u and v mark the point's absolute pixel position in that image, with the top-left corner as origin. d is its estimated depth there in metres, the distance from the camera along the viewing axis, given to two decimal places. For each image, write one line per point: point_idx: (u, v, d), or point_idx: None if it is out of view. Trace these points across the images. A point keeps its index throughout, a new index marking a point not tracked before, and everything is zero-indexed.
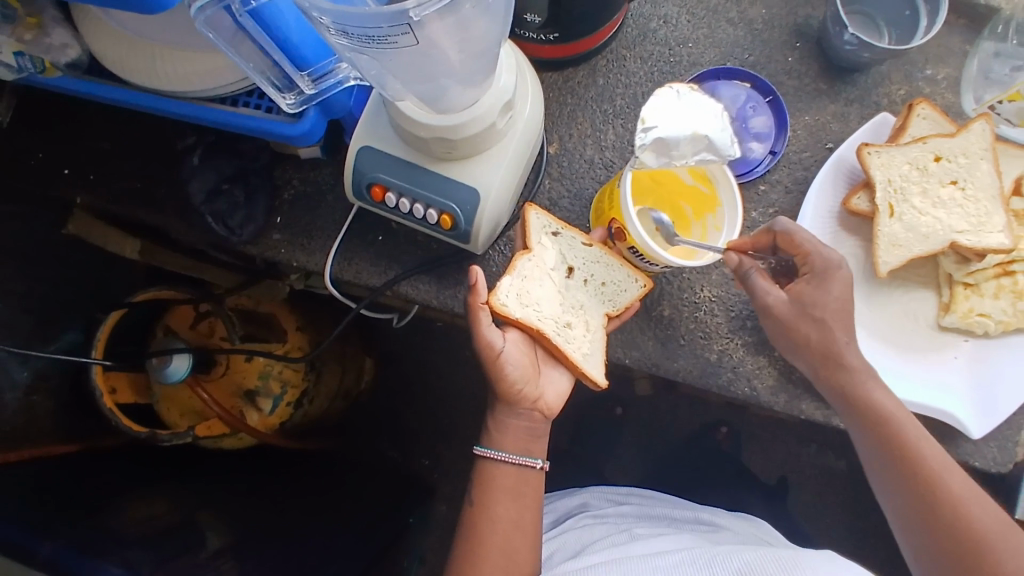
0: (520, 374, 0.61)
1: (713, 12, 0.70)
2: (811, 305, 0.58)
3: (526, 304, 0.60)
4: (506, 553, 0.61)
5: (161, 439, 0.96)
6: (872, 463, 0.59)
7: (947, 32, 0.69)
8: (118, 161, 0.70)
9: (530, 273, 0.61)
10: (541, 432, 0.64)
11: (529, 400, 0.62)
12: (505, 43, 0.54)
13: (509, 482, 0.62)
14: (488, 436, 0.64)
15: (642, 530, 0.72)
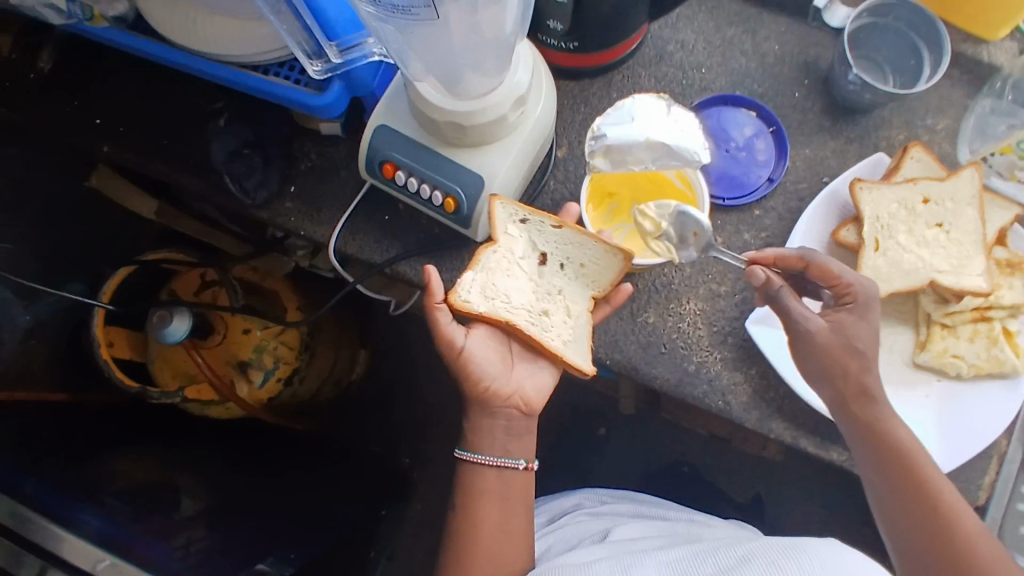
0: (487, 371, 0.64)
1: (729, 44, 0.73)
2: (839, 338, 0.59)
3: (489, 298, 0.62)
4: (492, 555, 0.64)
5: (150, 396, 0.99)
6: (868, 469, 0.60)
7: (950, 86, 0.73)
8: (149, 117, 0.73)
9: (496, 267, 0.63)
10: (522, 430, 0.67)
11: (501, 400, 0.65)
12: (524, 42, 0.57)
13: (491, 485, 0.66)
14: (467, 441, 0.67)
15: (632, 526, 0.74)
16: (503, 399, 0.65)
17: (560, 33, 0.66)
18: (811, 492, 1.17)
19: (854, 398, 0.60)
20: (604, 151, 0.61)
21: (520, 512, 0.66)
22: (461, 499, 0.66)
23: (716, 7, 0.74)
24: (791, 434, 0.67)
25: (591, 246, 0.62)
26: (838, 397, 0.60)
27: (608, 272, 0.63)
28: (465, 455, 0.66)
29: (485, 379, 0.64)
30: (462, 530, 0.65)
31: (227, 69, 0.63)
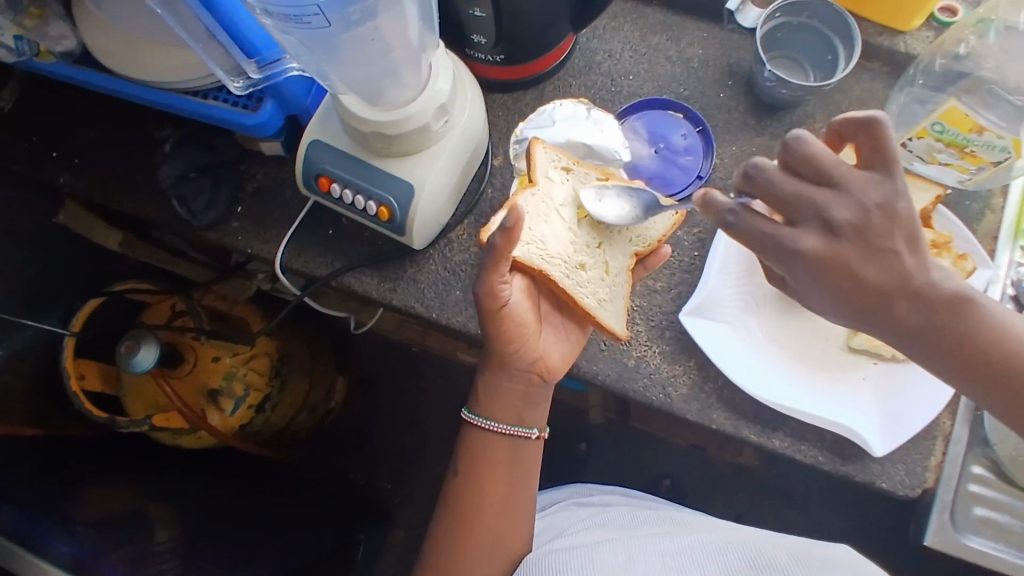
0: (524, 327, 0.61)
1: (655, 50, 0.77)
2: (818, 278, 0.50)
3: (527, 244, 0.61)
4: (496, 528, 0.63)
5: (118, 426, 0.94)
6: (934, 367, 0.53)
7: (870, 79, 0.76)
8: (103, 147, 0.76)
9: (534, 213, 0.63)
10: (536, 398, 0.64)
11: (525, 361, 0.62)
12: (442, 54, 0.60)
13: (500, 455, 0.64)
14: (480, 405, 0.64)
15: (621, 515, 0.74)
16: (529, 361, 0.62)
17: (485, 46, 0.68)
18: (795, 500, 1.15)
19: (909, 332, 0.51)
20: (531, 154, 0.67)
21: (526, 491, 0.65)
22: (466, 466, 0.64)
23: (640, 17, 0.79)
24: (733, 424, 0.67)
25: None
26: (908, 340, 0.52)
27: (657, 229, 0.67)
28: (475, 420, 0.64)
29: (517, 339, 0.61)
30: (464, 503, 0.64)
31: (165, 95, 0.62)
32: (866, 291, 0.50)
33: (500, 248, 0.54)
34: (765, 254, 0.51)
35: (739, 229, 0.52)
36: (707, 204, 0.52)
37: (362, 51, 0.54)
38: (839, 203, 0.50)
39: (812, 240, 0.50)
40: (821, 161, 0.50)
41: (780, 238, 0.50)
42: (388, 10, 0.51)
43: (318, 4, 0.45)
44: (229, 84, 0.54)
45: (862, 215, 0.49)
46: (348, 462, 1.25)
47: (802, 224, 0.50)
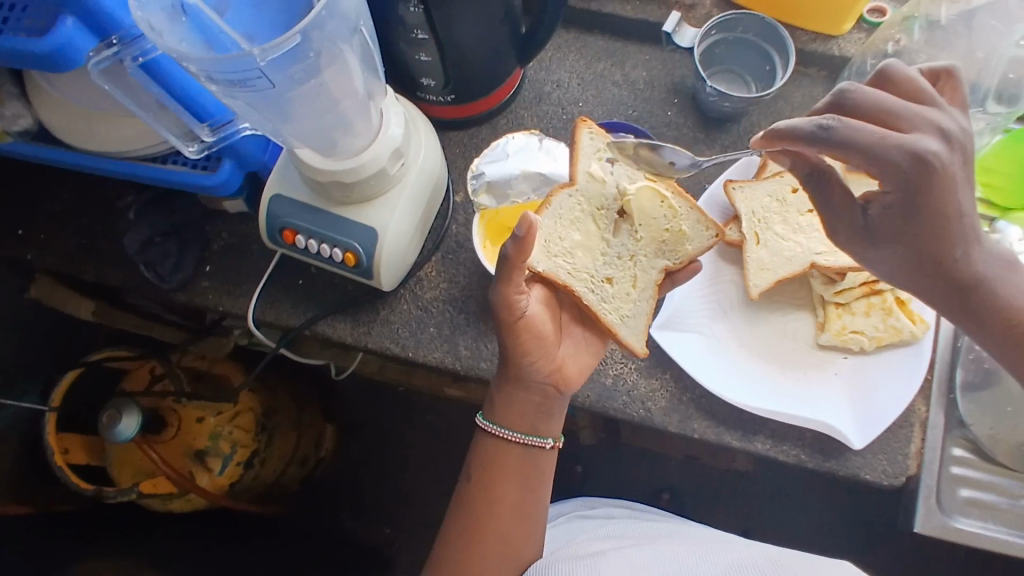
0: (541, 337, 0.62)
1: (601, 76, 0.80)
2: (923, 185, 0.51)
3: (553, 256, 0.65)
4: (506, 537, 0.63)
5: (105, 497, 0.92)
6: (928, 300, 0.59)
7: (809, 84, 0.79)
8: (68, 220, 0.77)
9: (565, 215, 0.66)
10: (552, 408, 0.65)
11: (542, 372, 0.63)
12: (392, 101, 0.62)
13: (516, 463, 0.64)
14: (496, 414, 0.64)
15: (625, 526, 0.74)
16: (546, 372, 0.63)
17: (436, 88, 0.70)
18: (795, 500, 1.15)
19: (948, 270, 0.56)
20: (485, 188, 0.67)
21: (536, 498, 0.64)
22: (480, 470, 0.64)
23: (583, 46, 0.81)
24: (714, 432, 0.68)
25: (691, 215, 0.68)
26: (948, 291, 0.58)
27: (695, 246, 0.68)
28: (489, 426, 0.65)
29: (534, 349, 0.61)
30: (477, 509, 0.63)
31: (124, 164, 0.63)
32: (926, 231, 0.54)
33: (511, 261, 0.54)
34: (878, 163, 0.51)
35: (840, 139, 0.50)
36: (792, 131, 0.52)
37: (311, 106, 0.55)
38: (942, 118, 0.53)
39: (928, 145, 0.51)
40: (879, 104, 0.53)
41: (899, 145, 0.50)
42: (331, 65, 0.53)
43: (260, 69, 0.47)
44: (184, 149, 0.56)
45: (960, 137, 0.53)
46: (344, 511, 1.23)
47: (917, 133, 0.52)
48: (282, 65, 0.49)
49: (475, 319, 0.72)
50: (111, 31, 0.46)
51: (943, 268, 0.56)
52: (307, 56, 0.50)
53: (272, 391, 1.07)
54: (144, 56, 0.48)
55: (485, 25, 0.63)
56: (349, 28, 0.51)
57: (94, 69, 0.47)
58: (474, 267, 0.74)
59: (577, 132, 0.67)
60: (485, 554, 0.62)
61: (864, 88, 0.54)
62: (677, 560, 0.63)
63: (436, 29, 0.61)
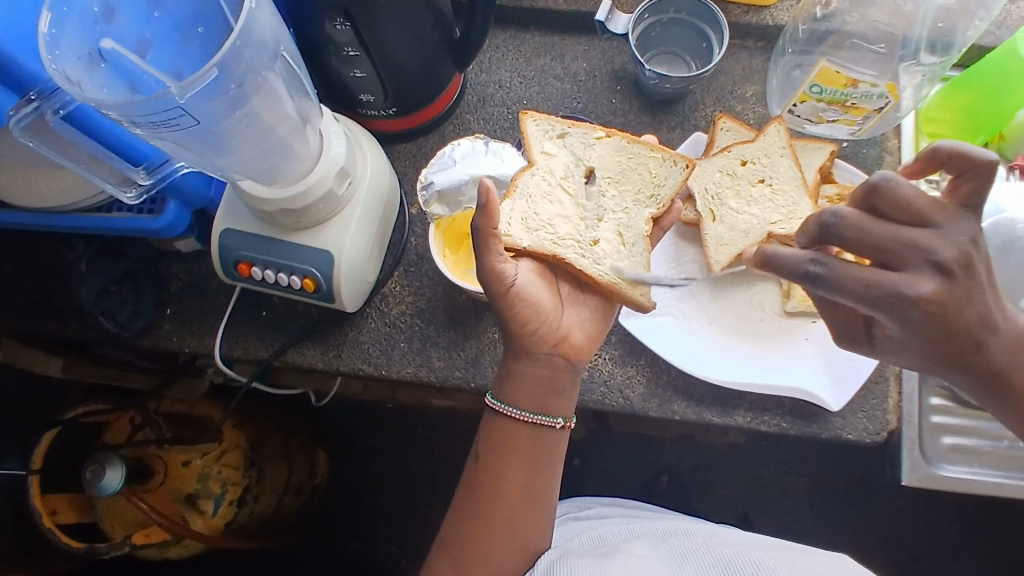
0: (537, 305, 0.61)
1: (542, 72, 0.80)
2: (931, 322, 0.48)
3: (534, 231, 0.65)
4: (509, 522, 0.61)
5: (98, 553, 0.88)
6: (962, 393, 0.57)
7: (749, 55, 0.79)
8: (19, 279, 0.75)
9: (536, 194, 0.67)
10: (563, 384, 0.62)
11: (545, 342, 0.61)
12: (330, 119, 0.62)
13: (523, 442, 0.62)
14: (505, 392, 0.63)
15: (619, 527, 0.73)
16: (552, 342, 0.62)
17: (377, 103, 0.69)
18: (791, 465, 1.15)
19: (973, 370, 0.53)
20: (436, 198, 0.64)
21: (543, 483, 0.62)
22: (487, 453, 0.63)
23: (520, 43, 0.81)
24: (694, 411, 0.68)
25: (661, 158, 0.69)
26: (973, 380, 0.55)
27: (670, 184, 0.68)
28: (497, 405, 0.63)
29: (532, 318, 0.60)
30: (486, 496, 0.62)
31: (67, 217, 0.61)
32: (948, 342, 0.50)
33: (483, 229, 0.53)
34: (873, 306, 0.47)
35: (832, 284, 0.47)
36: (784, 264, 0.48)
37: (242, 136, 0.54)
38: (939, 247, 0.47)
39: (925, 287, 0.47)
40: (870, 237, 0.47)
41: (892, 290, 0.47)
42: (256, 93, 0.52)
43: (182, 105, 0.46)
44: (120, 196, 0.55)
45: (964, 261, 0.47)
46: (348, 534, 1.21)
47: (913, 271, 0.47)
48: (204, 100, 0.48)
49: (445, 329, 0.72)
50: (28, 86, 0.45)
51: (972, 363, 0.53)
52: (229, 86, 0.49)
53: (257, 424, 1.04)
54: (65, 108, 0.47)
55: (414, 35, 0.62)
56: (270, 53, 0.51)
57: (16, 128, 0.46)
58: (437, 277, 0.74)
59: (523, 123, 0.70)
60: (490, 541, 0.61)
61: (854, 212, 0.48)
62: (675, 559, 0.64)
63: (367, 44, 0.60)
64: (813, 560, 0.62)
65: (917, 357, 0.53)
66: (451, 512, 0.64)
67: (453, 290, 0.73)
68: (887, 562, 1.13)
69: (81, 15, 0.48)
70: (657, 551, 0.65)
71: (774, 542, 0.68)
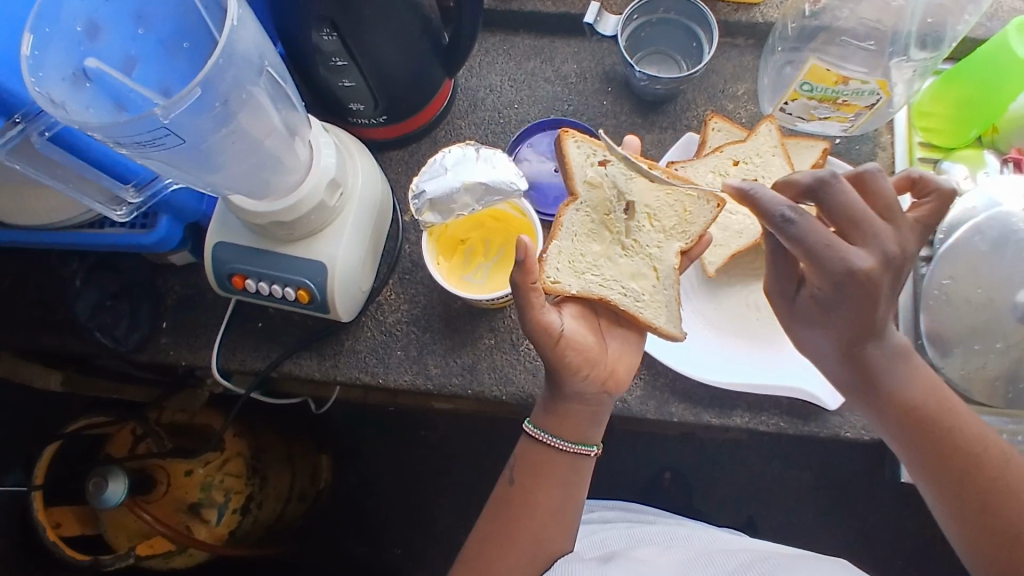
0: (586, 350, 0.61)
1: (532, 75, 0.80)
2: (856, 294, 0.51)
3: (581, 274, 0.64)
4: (536, 539, 0.62)
5: (103, 565, 0.88)
6: (848, 388, 0.60)
7: (740, 53, 0.79)
8: (15, 295, 0.75)
9: (579, 233, 0.66)
10: (600, 416, 0.64)
11: (591, 386, 0.62)
12: (321, 132, 0.62)
13: (561, 471, 0.63)
14: (549, 423, 0.63)
15: (620, 533, 0.73)
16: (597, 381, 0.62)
17: (367, 111, 0.69)
18: (793, 460, 1.16)
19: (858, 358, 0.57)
20: (428, 207, 0.64)
21: (574, 503, 0.64)
22: (522, 475, 0.64)
23: (510, 47, 0.81)
24: (692, 412, 0.68)
25: (696, 196, 0.67)
26: (848, 368, 0.58)
27: (701, 222, 0.67)
28: (535, 432, 0.64)
29: (582, 364, 0.60)
30: (514, 511, 0.63)
31: (59, 234, 0.61)
32: (858, 321, 0.54)
33: (521, 283, 0.53)
34: (820, 266, 0.51)
35: (794, 234, 0.50)
36: (766, 205, 0.50)
37: (231, 153, 0.54)
38: (892, 239, 0.52)
39: (867, 262, 0.51)
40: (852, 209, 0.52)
41: (845, 254, 0.50)
42: (242, 108, 0.52)
43: (167, 125, 0.46)
44: (110, 214, 0.55)
45: (903, 257, 0.52)
46: (353, 539, 1.21)
47: (862, 247, 0.51)
48: (189, 118, 0.48)
49: (442, 337, 0.72)
50: (14, 109, 0.46)
51: (860, 354, 0.56)
52: (214, 104, 0.49)
53: (259, 431, 1.04)
54: (50, 129, 0.47)
55: (401, 44, 0.62)
56: (254, 68, 0.51)
57: (2, 151, 0.47)
58: (433, 284, 0.74)
59: (563, 144, 0.66)
60: (513, 556, 0.62)
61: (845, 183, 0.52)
62: (678, 564, 0.64)
63: (353, 53, 0.60)
64: (813, 564, 0.62)
65: (830, 331, 0.56)
66: (481, 525, 0.64)
67: (449, 296, 0.73)
68: (892, 553, 1.13)
69: (63, 35, 0.47)
70: (657, 555, 0.65)
71: (775, 545, 0.68)
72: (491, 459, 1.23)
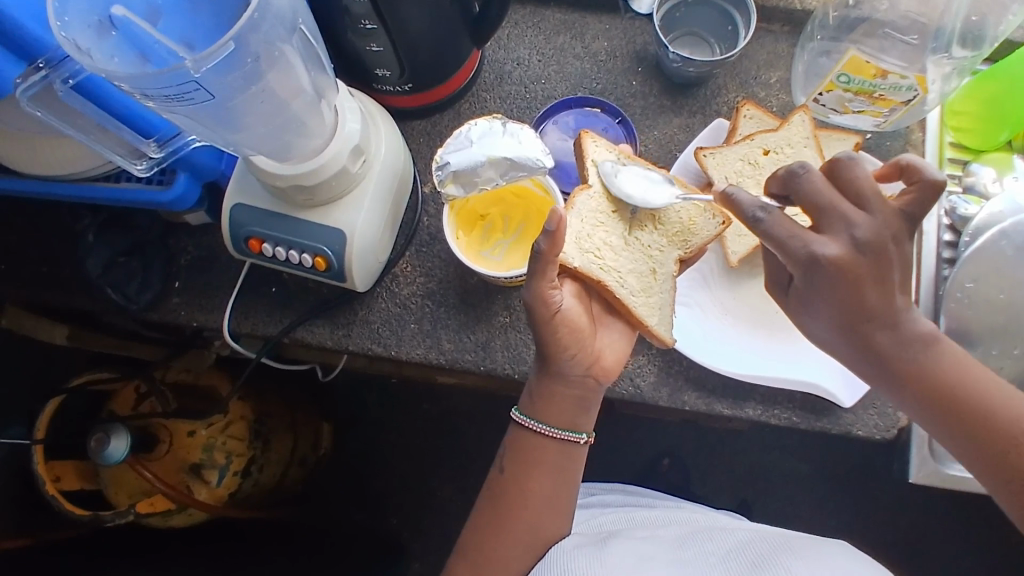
0: (578, 329, 0.61)
1: (561, 50, 0.78)
2: (833, 282, 0.53)
3: (586, 253, 0.64)
4: (531, 527, 0.62)
5: (103, 521, 0.89)
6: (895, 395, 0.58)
7: (775, 39, 0.77)
8: (26, 247, 0.74)
9: (586, 216, 0.65)
10: (590, 402, 0.64)
11: (581, 365, 0.62)
12: (347, 97, 0.60)
13: (548, 453, 0.63)
14: (535, 408, 0.63)
15: (622, 515, 0.73)
16: (583, 364, 0.62)
17: (392, 78, 0.68)
18: (793, 452, 1.16)
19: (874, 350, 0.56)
20: (451, 178, 0.63)
21: (566, 491, 0.64)
22: (513, 461, 0.64)
23: (540, 20, 0.79)
24: (704, 402, 0.68)
25: (700, 209, 0.68)
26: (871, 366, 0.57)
27: (702, 235, 0.67)
28: (523, 418, 0.64)
29: (572, 344, 0.61)
30: (511, 500, 0.63)
31: (76, 186, 0.60)
32: (847, 304, 0.54)
33: (545, 253, 0.54)
34: (784, 256, 0.54)
35: (760, 230, 0.54)
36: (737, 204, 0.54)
37: (257, 112, 0.53)
38: (862, 224, 0.53)
39: (827, 248, 0.53)
40: (809, 202, 0.54)
41: (802, 242, 0.53)
42: (273, 67, 0.51)
43: (197, 79, 0.45)
44: (130, 168, 0.54)
45: (880, 241, 0.53)
46: (351, 506, 1.22)
47: (831, 236, 0.53)
48: (218, 74, 0.47)
49: (456, 312, 0.71)
50: (37, 55, 0.45)
51: (869, 341, 0.56)
52: (245, 61, 0.48)
53: (264, 395, 1.04)
54: (74, 77, 0.46)
55: (433, 11, 0.61)
56: (286, 25, 0.49)
57: (22, 95, 0.45)
58: (449, 259, 0.73)
59: (582, 141, 0.67)
60: (510, 542, 0.62)
61: (814, 174, 0.54)
62: (682, 541, 0.64)
63: (384, 18, 0.58)
64: (828, 546, 0.62)
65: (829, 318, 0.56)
66: (477, 513, 0.65)
67: (464, 273, 0.72)
68: (885, 551, 1.13)
69: None
70: (663, 535, 0.65)
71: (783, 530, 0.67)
72: (491, 437, 1.23)
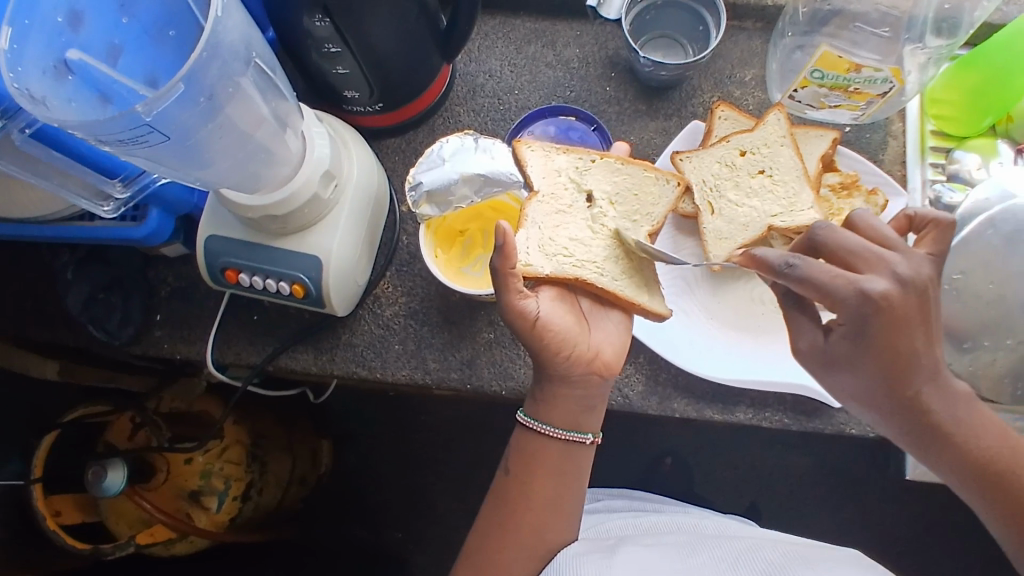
0: (566, 335, 0.60)
1: (533, 60, 0.77)
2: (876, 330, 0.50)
3: (553, 256, 0.63)
4: (537, 531, 0.62)
5: (104, 553, 0.87)
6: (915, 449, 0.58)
7: (748, 37, 0.76)
8: (7, 286, 0.74)
9: (546, 223, 0.65)
10: (595, 399, 0.63)
11: (577, 366, 0.61)
12: (313, 122, 0.60)
13: (553, 454, 0.62)
14: (536, 409, 0.63)
15: (627, 521, 0.72)
16: (584, 363, 0.61)
17: (362, 99, 0.67)
18: (795, 446, 1.14)
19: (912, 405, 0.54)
20: (425, 198, 0.62)
21: (574, 495, 0.63)
22: (519, 466, 0.63)
23: (510, 30, 0.78)
24: (694, 408, 0.67)
25: (655, 178, 0.67)
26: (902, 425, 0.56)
27: (663, 204, 0.67)
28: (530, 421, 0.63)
29: (563, 348, 0.60)
30: (513, 503, 0.62)
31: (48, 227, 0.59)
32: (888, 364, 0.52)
33: (500, 266, 0.53)
34: (833, 301, 0.50)
35: (800, 277, 0.50)
36: (765, 263, 0.52)
37: (218, 147, 0.53)
38: (901, 262, 0.50)
39: (875, 285, 0.49)
40: (843, 249, 0.51)
41: (852, 281, 0.49)
42: (229, 102, 0.51)
43: (150, 123, 0.44)
44: (97, 211, 0.54)
45: (921, 279, 0.50)
46: (355, 522, 1.21)
47: (871, 271, 0.50)
48: (172, 115, 0.46)
49: (440, 330, 0.71)
50: None
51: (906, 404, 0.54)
52: (199, 100, 0.48)
53: (259, 417, 1.03)
54: (30, 126, 0.46)
55: (397, 32, 0.60)
56: (240, 60, 0.49)
57: None
58: (430, 277, 0.72)
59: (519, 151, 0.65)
60: (513, 547, 0.62)
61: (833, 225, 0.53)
62: (682, 548, 0.63)
63: (347, 40, 0.57)
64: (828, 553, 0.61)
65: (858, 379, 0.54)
66: (481, 516, 0.64)
67: (445, 291, 0.72)
68: (894, 540, 1.13)
69: (44, 26, 0.46)
70: (664, 542, 0.64)
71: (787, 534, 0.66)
72: (490, 447, 1.22)
